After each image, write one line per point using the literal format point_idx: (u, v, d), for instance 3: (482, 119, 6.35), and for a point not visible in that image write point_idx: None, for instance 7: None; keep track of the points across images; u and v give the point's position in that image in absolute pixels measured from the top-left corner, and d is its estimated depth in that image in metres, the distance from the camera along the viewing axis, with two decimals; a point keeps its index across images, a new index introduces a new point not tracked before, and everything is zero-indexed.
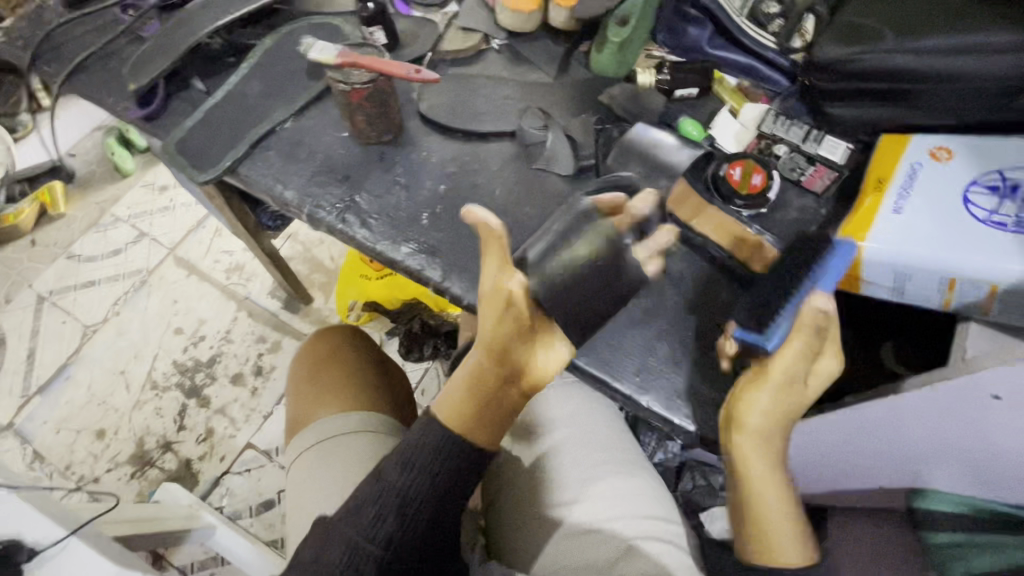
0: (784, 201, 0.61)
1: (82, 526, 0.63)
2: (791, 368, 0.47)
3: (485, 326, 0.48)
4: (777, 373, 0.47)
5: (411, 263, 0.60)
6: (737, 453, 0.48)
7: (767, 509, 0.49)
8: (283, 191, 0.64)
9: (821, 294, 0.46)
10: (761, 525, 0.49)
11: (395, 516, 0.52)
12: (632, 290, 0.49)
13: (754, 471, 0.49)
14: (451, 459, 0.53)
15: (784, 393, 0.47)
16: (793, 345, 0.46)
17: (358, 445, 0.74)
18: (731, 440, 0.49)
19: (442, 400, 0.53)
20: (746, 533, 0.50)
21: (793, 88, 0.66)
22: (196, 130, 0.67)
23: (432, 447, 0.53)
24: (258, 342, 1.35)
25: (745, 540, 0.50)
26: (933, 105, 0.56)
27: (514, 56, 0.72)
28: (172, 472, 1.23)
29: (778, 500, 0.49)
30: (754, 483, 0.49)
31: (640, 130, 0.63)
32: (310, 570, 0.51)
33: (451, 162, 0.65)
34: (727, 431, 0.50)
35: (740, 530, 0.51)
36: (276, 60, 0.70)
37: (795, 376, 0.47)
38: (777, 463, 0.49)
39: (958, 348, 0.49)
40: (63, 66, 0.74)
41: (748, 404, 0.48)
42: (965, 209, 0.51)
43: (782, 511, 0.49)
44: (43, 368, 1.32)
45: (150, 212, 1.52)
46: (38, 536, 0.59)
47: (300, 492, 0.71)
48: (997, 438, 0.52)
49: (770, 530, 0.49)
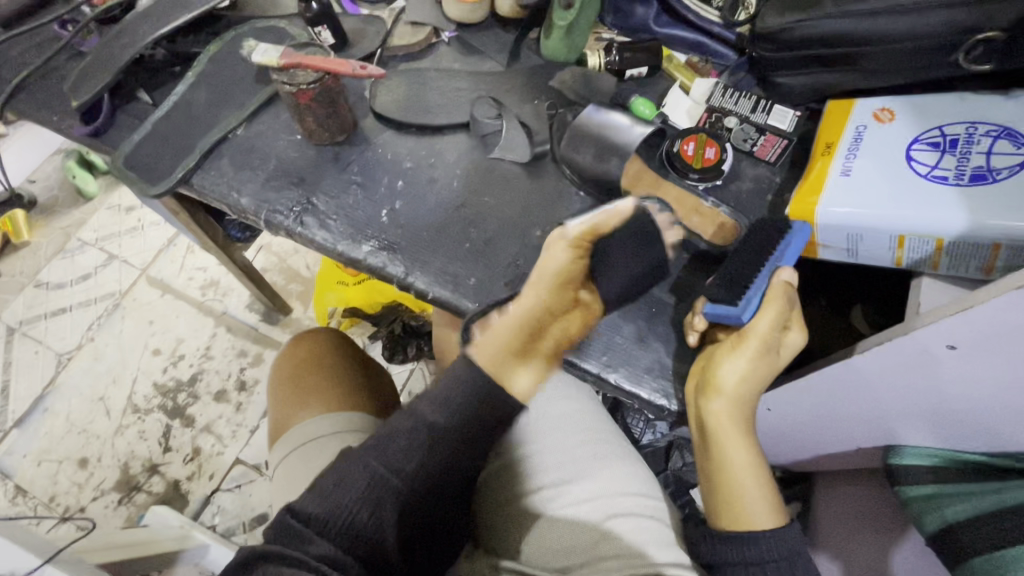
0: (739, 172, 0.61)
1: (60, 552, 0.61)
2: (770, 338, 0.47)
3: (558, 258, 0.50)
4: (750, 345, 0.47)
5: (372, 261, 0.59)
6: (714, 421, 0.48)
7: (742, 483, 0.49)
8: (239, 198, 0.63)
9: (785, 267, 0.49)
10: (736, 500, 0.49)
11: (423, 454, 0.48)
12: (652, 270, 0.53)
13: (729, 444, 0.49)
14: (482, 412, 0.49)
15: (760, 362, 0.48)
16: (770, 313, 0.47)
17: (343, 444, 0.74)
18: (709, 406, 0.48)
19: (485, 344, 0.49)
20: (716, 503, 0.50)
21: (742, 61, 0.67)
22: (145, 143, 0.65)
23: (469, 390, 0.48)
24: (239, 357, 1.33)
25: (715, 509, 0.50)
26: (873, 67, 0.56)
27: (465, 48, 0.71)
28: (160, 495, 1.21)
29: (753, 474, 0.49)
30: (729, 452, 0.49)
31: (592, 112, 0.59)
32: (329, 495, 0.48)
33: (407, 158, 0.64)
34: (703, 397, 0.49)
35: (709, 503, 0.51)
36: (222, 67, 0.69)
37: (771, 346, 0.48)
38: (749, 430, 0.50)
39: (912, 302, 0.50)
40: (3, 88, 0.72)
41: (720, 373, 0.48)
42: (908, 166, 0.51)
43: (755, 484, 0.49)
44: (18, 401, 1.29)
45: (118, 234, 1.49)
46: (10, 567, 0.58)
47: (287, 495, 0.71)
48: (954, 387, 0.54)
49: (744, 503, 0.49)
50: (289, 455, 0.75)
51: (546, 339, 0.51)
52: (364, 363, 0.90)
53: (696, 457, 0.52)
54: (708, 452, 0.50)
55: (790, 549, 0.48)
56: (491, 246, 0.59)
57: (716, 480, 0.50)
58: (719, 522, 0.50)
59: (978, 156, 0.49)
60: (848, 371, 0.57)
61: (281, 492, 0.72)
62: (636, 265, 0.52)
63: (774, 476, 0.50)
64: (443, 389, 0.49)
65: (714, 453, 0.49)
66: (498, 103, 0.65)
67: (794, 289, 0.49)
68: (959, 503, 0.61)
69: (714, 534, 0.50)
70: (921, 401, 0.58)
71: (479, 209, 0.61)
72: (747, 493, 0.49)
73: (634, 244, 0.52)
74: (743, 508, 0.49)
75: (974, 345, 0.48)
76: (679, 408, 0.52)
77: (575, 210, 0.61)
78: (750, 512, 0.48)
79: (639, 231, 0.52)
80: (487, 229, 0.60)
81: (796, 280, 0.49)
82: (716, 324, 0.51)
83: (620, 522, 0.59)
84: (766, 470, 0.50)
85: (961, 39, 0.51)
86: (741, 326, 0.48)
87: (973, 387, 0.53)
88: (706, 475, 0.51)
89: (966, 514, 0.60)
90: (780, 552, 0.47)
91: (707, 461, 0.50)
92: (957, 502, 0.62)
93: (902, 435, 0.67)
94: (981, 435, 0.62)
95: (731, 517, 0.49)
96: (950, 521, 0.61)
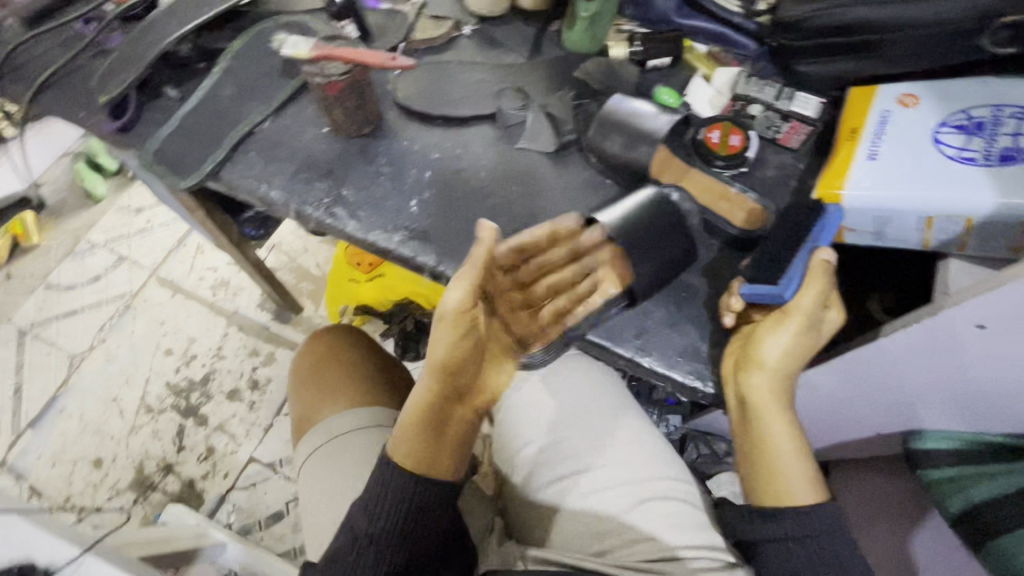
0: (763, 159, 0.62)
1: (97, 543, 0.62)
2: (812, 315, 0.49)
3: (443, 342, 0.51)
4: (792, 322, 0.49)
5: (403, 250, 0.60)
6: (757, 397, 0.49)
7: (783, 456, 0.51)
8: (268, 191, 0.64)
9: (823, 248, 0.50)
10: (778, 473, 0.51)
11: (375, 561, 0.53)
12: (682, 257, 0.53)
13: (772, 420, 0.51)
14: (412, 502, 0.53)
15: (803, 338, 0.49)
16: (811, 291, 0.49)
17: (374, 440, 0.75)
18: (751, 381, 0.50)
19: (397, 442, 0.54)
20: (756, 479, 0.52)
21: (763, 50, 0.67)
22: (174, 138, 0.66)
23: (396, 487, 0.53)
24: (251, 356, 1.34)
25: (755, 485, 0.52)
26: (897, 54, 0.57)
27: (487, 40, 0.72)
28: (176, 494, 1.21)
29: (794, 448, 0.51)
30: (769, 427, 0.51)
31: (617, 102, 0.61)
32: None
33: (434, 149, 0.65)
34: (744, 374, 0.50)
35: (749, 479, 0.53)
36: (247, 61, 0.69)
37: (813, 322, 0.49)
38: (787, 406, 0.51)
39: (940, 284, 0.51)
40: (28, 85, 0.73)
41: (765, 350, 0.49)
42: (935, 147, 0.52)
43: (796, 457, 0.51)
44: (31, 402, 1.29)
45: (127, 235, 1.49)
46: (49, 557, 0.59)
47: (320, 492, 0.72)
48: (979, 368, 0.55)
49: (786, 477, 0.51)
50: (318, 452, 0.75)
51: (452, 416, 0.55)
52: (381, 355, 0.90)
53: (732, 437, 0.54)
54: (750, 429, 0.51)
55: (830, 523, 0.50)
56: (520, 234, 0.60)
57: (758, 454, 0.52)
58: (759, 495, 0.52)
59: (1005, 138, 0.50)
60: (874, 355, 0.57)
61: (312, 488, 0.73)
62: (665, 254, 0.53)
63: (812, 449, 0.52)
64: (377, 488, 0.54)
65: (755, 429, 0.51)
66: (523, 94, 0.66)
67: (834, 265, 0.50)
68: (984, 484, 0.64)
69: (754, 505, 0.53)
70: (946, 384, 0.59)
71: (506, 198, 0.62)
72: (788, 465, 0.51)
73: (662, 233, 0.53)
74: (784, 481, 0.51)
75: (1003, 325, 0.49)
76: (715, 390, 0.52)
77: (603, 198, 0.61)
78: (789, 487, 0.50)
79: (669, 224, 0.53)
80: (515, 217, 0.61)
81: (837, 260, 0.50)
82: (752, 306, 0.52)
83: (654, 505, 0.60)
84: (804, 444, 0.52)
85: (988, 23, 0.52)
86: (783, 304, 0.50)
87: (1000, 367, 0.54)
88: (745, 452, 0.53)
89: (991, 494, 0.63)
90: (825, 523, 0.50)
91: (747, 437, 0.52)
92: (981, 484, 0.64)
93: (925, 419, 0.68)
94: (1003, 417, 0.63)
95: (773, 490, 0.51)
96: (976, 501, 0.64)
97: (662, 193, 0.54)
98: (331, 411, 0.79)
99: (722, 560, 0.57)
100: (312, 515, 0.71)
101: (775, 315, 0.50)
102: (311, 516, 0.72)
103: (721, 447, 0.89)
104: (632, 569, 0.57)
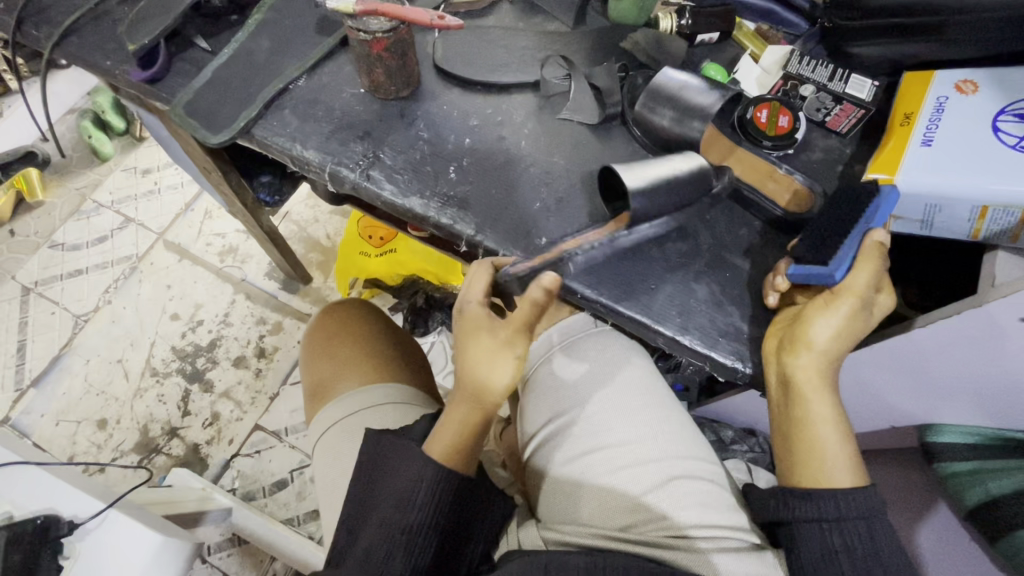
0: (809, 142, 0.61)
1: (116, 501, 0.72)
2: (865, 294, 0.49)
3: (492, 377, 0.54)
4: (845, 302, 0.49)
5: (441, 218, 0.58)
6: (802, 375, 0.50)
7: (822, 437, 0.52)
8: (303, 150, 0.62)
9: (880, 230, 0.50)
10: (817, 454, 0.52)
11: (414, 510, 0.53)
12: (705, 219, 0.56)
13: (815, 401, 0.51)
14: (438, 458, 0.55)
15: (852, 318, 0.49)
16: (866, 270, 0.49)
17: (402, 417, 0.71)
18: (797, 361, 0.50)
19: (433, 436, 0.57)
20: (794, 456, 0.53)
21: (815, 31, 0.67)
22: (205, 91, 0.64)
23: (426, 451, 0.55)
24: (259, 324, 1.30)
25: (790, 462, 0.53)
26: (960, 38, 0.56)
27: (527, 7, 0.70)
28: (180, 458, 1.18)
29: (836, 430, 0.52)
30: (811, 406, 0.51)
31: (666, 75, 0.59)
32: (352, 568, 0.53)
33: (474, 115, 0.63)
34: (791, 354, 0.50)
35: (785, 458, 0.54)
36: (282, 16, 0.67)
37: (864, 303, 0.49)
38: (829, 385, 0.52)
39: (986, 276, 0.50)
40: (52, 29, 0.70)
41: (815, 330, 0.49)
42: (996, 137, 0.51)
43: (837, 440, 0.52)
44: (35, 360, 1.27)
45: (134, 197, 1.46)
46: (75, 511, 0.68)
47: (343, 475, 0.68)
48: (1014, 362, 0.54)
49: (826, 458, 0.52)
50: (338, 434, 0.71)
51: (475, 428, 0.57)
52: (395, 330, 0.85)
53: (770, 420, 0.55)
54: (790, 409, 0.52)
55: (865, 508, 0.50)
56: (563, 205, 0.59)
57: (797, 434, 0.52)
58: (796, 477, 0.53)
59: None
60: (909, 348, 0.56)
61: (333, 472, 0.69)
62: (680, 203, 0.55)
63: (853, 432, 0.53)
64: (407, 465, 0.55)
65: (797, 411, 0.52)
66: (568, 62, 0.64)
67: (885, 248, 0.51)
68: (1002, 478, 0.66)
69: (790, 488, 0.53)
70: (977, 377, 0.59)
71: (549, 168, 0.60)
72: (828, 447, 0.52)
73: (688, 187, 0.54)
74: (823, 462, 0.52)
75: None
76: (753, 371, 0.53)
77: None
78: (825, 468, 0.52)
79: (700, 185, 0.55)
80: (557, 188, 0.59)
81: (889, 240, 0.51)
82: (796, 287, 0.53)
83: (686, 483, 0.61)
84: (845, 425, 0.53)
85: None
86: (832, 285, 0.50)
87: None
88: (783, 434, 0.54)
89: (1009, 488, 0.65)
90: (863, 509, 0.50)
91: (791, 416, 0.52)
92: (1000, 477, 0.66)
93: (946, 413, 0.68)
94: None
95: (811, 470, 0.52)
96: (993, 494, 0.66)
97: (704, 165, 0.56)
98: (351, 391, 0.75)
99: (747, 542, 0.58)
100: (334, 497, 0.68)
101: (823, 297, 0.50)
102: (333, 502, 0.68)
103: (727, 434, 0.88)
104: (657, 544, 0.57)
